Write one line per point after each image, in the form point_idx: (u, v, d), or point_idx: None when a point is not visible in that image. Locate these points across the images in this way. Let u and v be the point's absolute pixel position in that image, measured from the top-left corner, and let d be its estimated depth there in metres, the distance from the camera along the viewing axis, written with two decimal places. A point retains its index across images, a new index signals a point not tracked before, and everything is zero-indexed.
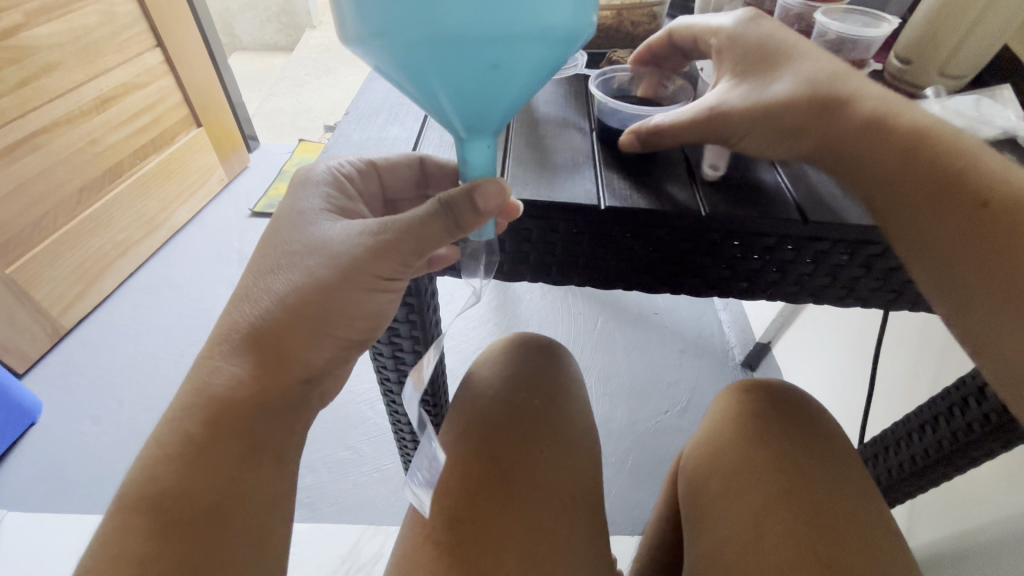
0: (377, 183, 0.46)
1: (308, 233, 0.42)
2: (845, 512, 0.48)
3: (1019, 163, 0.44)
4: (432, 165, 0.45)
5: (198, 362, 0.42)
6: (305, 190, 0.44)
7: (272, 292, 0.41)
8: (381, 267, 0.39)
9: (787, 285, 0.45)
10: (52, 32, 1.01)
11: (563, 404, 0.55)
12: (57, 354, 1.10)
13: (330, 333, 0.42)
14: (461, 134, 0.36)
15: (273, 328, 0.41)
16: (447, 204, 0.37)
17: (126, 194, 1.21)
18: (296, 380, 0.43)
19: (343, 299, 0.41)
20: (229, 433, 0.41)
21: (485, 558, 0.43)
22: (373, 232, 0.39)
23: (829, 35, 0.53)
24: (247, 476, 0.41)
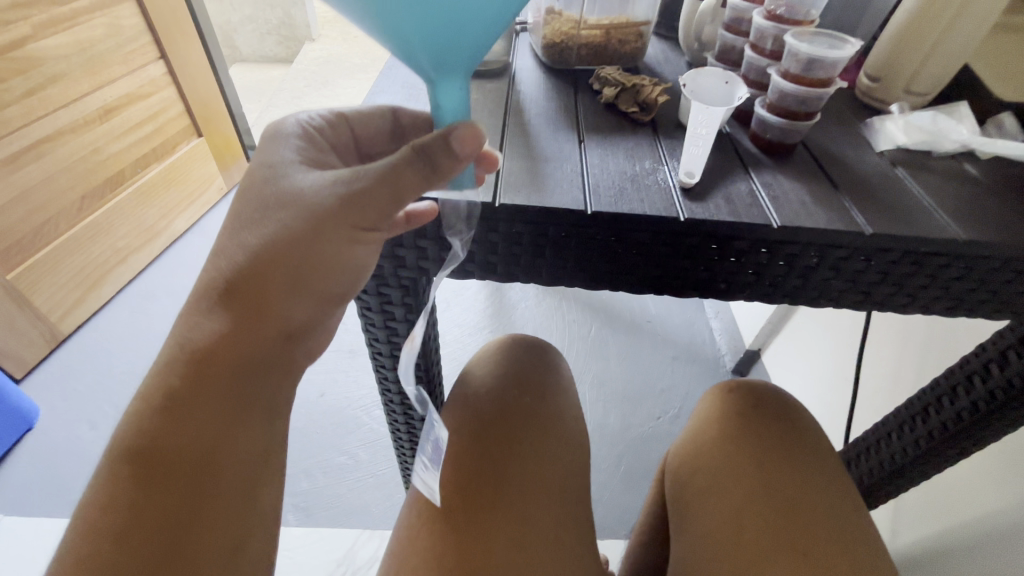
0: (349, 135, 0.46)
1: (278, 185, 0.39)
2: (818, 506, 0.50)
3: (976, 179, 0.44)
4: (405, 117, 0.46)
5: (181, 316, 0.42)
6: (276, 143, 0.42)
7: (246, 245, 0.39)
8: (359, 218, 0.37)
9: (765, 287, 0.44)
10: (59, 44, 1.11)
11: (553, 399, 0.57)
12: (67, 349, 1.22)
13: (310, 287, 0.40)
14: (431, 75, 0.37)
15: (251, 286, 0.39)
16: (423, 149, 0.36)
17: (127, 202, 1.32)
18: (276, 336, 0.41)
19: (321, 251, 0.38)
20: (210, 387, 0.41)
21: (477, 541, 0.46)
22: (349, 181, 0.37)
23: (799, 56, 0.45)
24: (231, 429, 0.41)
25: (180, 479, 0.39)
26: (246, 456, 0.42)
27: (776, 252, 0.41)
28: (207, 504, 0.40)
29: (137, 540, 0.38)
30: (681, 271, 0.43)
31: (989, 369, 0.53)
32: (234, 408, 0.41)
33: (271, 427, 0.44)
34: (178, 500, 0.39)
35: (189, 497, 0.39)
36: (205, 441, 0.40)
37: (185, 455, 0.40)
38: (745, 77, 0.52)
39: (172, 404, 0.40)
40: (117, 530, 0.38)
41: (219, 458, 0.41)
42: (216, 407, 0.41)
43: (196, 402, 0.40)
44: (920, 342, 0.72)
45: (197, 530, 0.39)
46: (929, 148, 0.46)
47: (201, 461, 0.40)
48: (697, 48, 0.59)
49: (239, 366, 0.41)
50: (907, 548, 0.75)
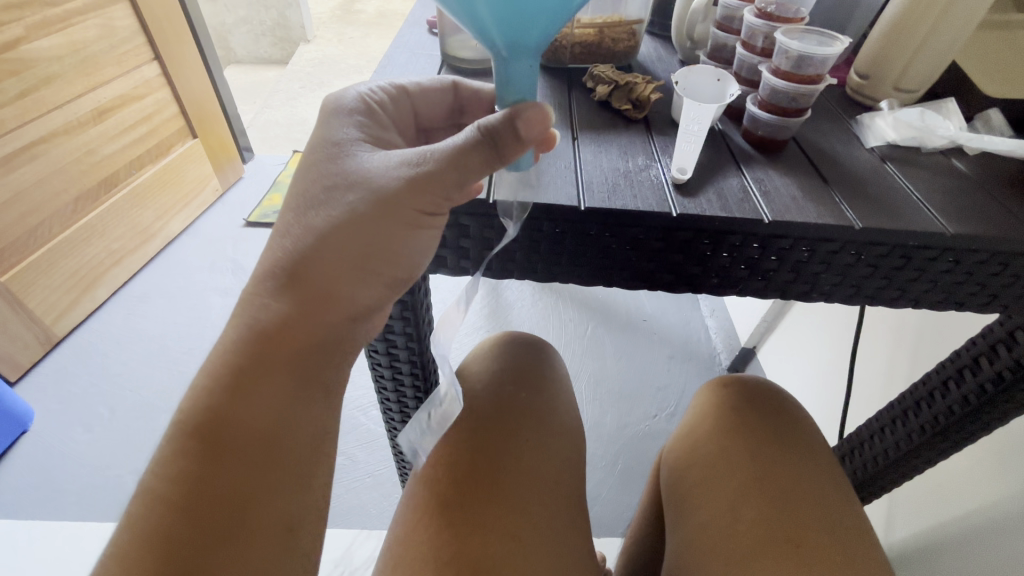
0: (409, 110, 0.47)
1: (347, 164, 0.39)
2: (816, 499, 0.51)
3: (962, 174, 0.44)
4: (466, 92, 0.47)
5: (245, 299, 0.41)
6: (338, 119, 0.42)
7: (314, 228, 0.39)
8: (424, 201, 0.37)
9: (755, 281, 0.44)
10: (53, 45, 1.11)
11: (548, 396, 0.57)
12: (61, 351, 1.22)
13: (376, 271, 0.40)
14: (502, 53, 0.37)
15: (314, 268, 0.39)
16: (490, 131, 0.36)
17: (121, 203, 1.32)
18: (343, 320, 0.41)
19: (387, 235, 0.38)
20: (276, 366, 0.41)
21: (473, 534, 0.46)
22: (418, 162, 0.37)
23: (789, 54, 0.46)
24: (296, 408, 0.42)
25: (242, 455, 0.40)
26: (306, 434, 0.42)
27: (767, 247, 0.42)
28: (267, 481, 0.40)
29: (200, 513, 0.38)
30: (673, 266, 0.44)
31: (979, 363, 0.53)
32: (299, 388, 0.42)
33: (326, 411, 0.44)
34: (240, 476, 0.39)
35: (250, 473, 0.40)
36: (246, 437, 0.40)
37: (246, 434, 0.40)
38: (737, 75, 0.52)
39: (237, 383, 0.40)
40: (181, 502, 0.38)
41: (280, 438, 0.41)
42: (285, 385, 0.41)
43: (266, 376, 0.40)
44: (912, 337, 0.73)
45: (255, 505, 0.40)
46: (917, 145, 0.47)
47: (261, 440, 0.40)
48: (689, 46, 0.59)
49: (307, 346, 0.41)
50: (902, 540, 0.76)
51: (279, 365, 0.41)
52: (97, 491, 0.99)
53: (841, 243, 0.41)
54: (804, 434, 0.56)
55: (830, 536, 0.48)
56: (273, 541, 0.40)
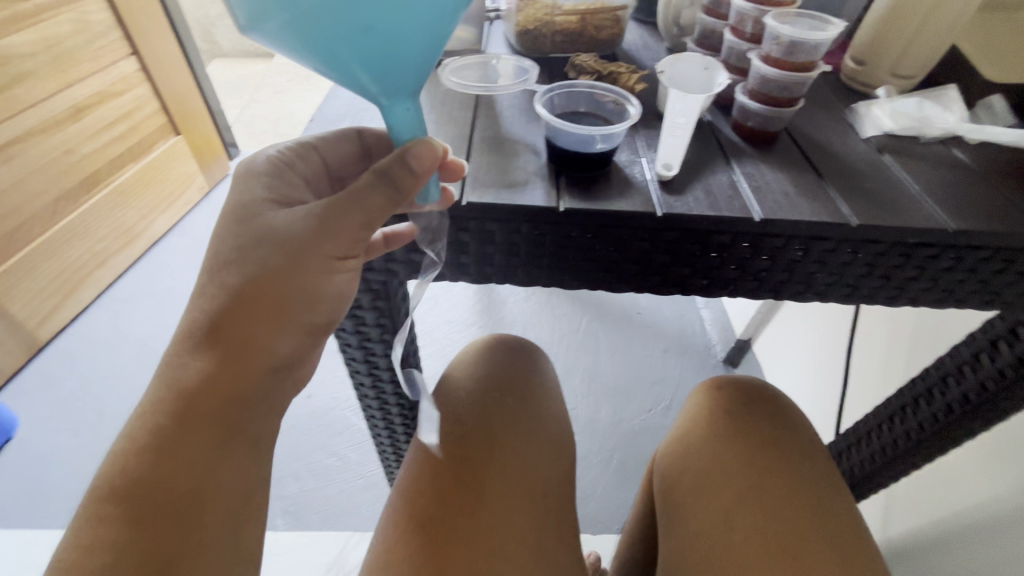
0: (318, 161, 0.44)
1: (253, 225, 0.39)
2: (810, 519, 0.48)
3: (966, 164, 0.42)
4: (373, 136, 0.44)
5: (166, 357, 0.41)
6: (246, 181, 0.40)
7: (227, 285, 0.39)
8: (334, 247, 0.37)
9: (746, 282, 0.42)
10: (24, 41, 1.07)
11: (534, 404, 0.55)
12: (45, 356, 1.19)
13: (294, 320, 0.40)
14: (381, 101, 0.36)
15: (230, 320, 0.39)
16: (382, 172, 0.35)
17: (103, 203, 1.28)
18: (264, 370, 0.41)
19: (302, 284, 0.38)
20: (203, 417, 0.39)
21: (451, 558, 0.44)
22: (319, 211, 0.37)
23: (781, 39, 0.43)
24: (224, 458, 0.40)
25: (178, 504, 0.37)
26: (235, 488, 0.40)
27: (760, 246, 0.40)
28: (197, 542, 0.37)
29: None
30: (662, 267, 0.42)
31: (980, 360, 0.51)
32: (223, 437, 0.40)
33: (257, 459, 0.42)
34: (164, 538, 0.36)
35: (177, 534, 0.37)
36: (197, 472, 0.38)
37: (177, 494, 0.38)
38: (725, 63, 0.50)
39: (167, 437, 0.38)
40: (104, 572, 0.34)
41: (213, 488, 0.39)
42: (211, 436, 0.39)
43: (193, 430, 0.39)
44: (907, 330, 0.72)
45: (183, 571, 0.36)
46: (916, 134, 0.44)
47: (192, 494, 0.38)
48: (676, 34, 0.56)
49: (227, 399, 0.40)
50: (899, 536, 0.75)
51: (207, 416, 0.39)
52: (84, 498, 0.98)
53: (839, 241, 0.39)
54: (794, 440, 0.54)
55: (824, 552, 0.46)
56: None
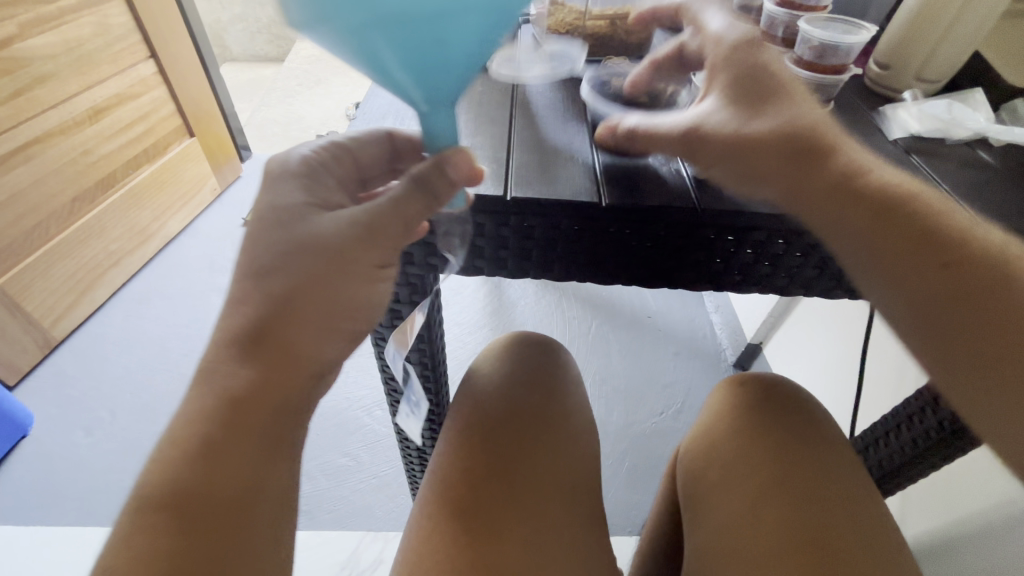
0: (348, 164, 0.45)
1: (298, 228, 0.39)
2: (845, 517, 0.48)
3: (995, 165, 0.43)
4: (403, 141, 0.46)
5: (202, 367, 0.39)
6: (279, 185, 0.41)
7: (271, 292, 0.38)
8: (376, 255, 0.40)
9: (777, 277, 0.43)
10: (47, 43, 1.09)
11: (562, 399, 0.56)
12: (60, 354, 1.20)
13: (337, 326, 0.41)
14: (421, 107, 0.38)
15: (274, 329, 0.39)
16: (423, 180, 0.38)
17: (118, 204, 1.30)
18: (308, 377, 0.41)
19: (343, 291, 0.40)
20: (248, 427, 0.38)
21: (490, 547, 0.45)
22: (364, 219, 0.39)
23: (812, 43, 0.45)
24: (266, 477, 0.38)
25: (227, 513, 0.36)
26: (282, 492, 0.39)
27: (793, 243, 0.41)
28: (242, 559, 0.36)
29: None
30: (695, 264, 0.43)
31: None
32: (266, 446, 0.39)
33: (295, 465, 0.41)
34: (205, 567, 0.34)
35: (223, 546, 0.35)
36: (244, 480, 0.37)
37: (228, 501, 0.36)
38: None
39: (212, 448, 0.37)
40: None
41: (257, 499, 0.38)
42: (253, 453, 0.38)
43: (228, 452, 0.37)
44: None
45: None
46: (943, 135, 0.45)
47: (239, 504, 0.37)
48: None
49: (275, 406, 0.39)
50: (917, 537, 0.75)
51: (248, 428, 0.38)
52: (99, 496, 0.98)
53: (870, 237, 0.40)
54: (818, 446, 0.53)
55: (860, 541, 0.47)
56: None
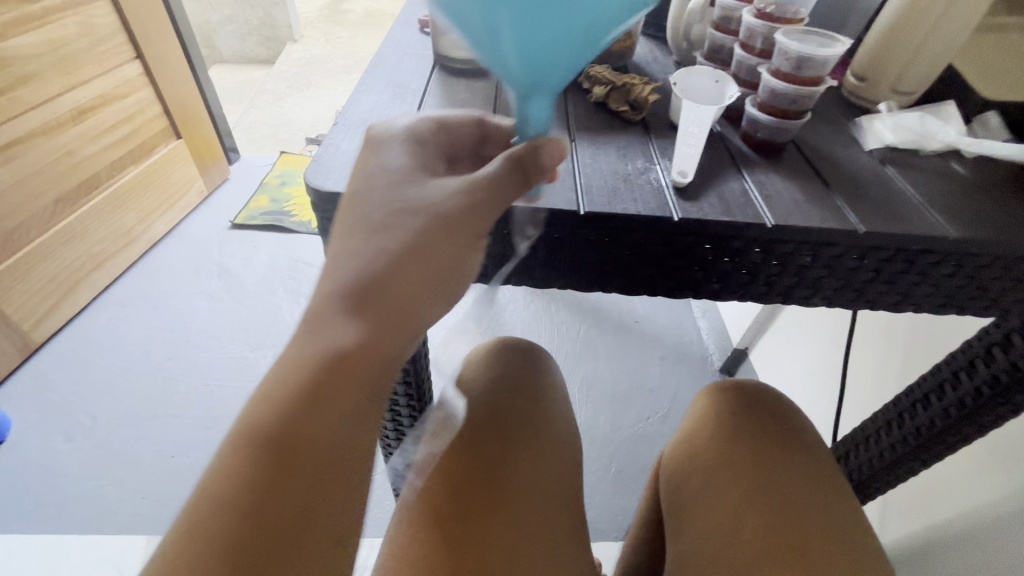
0: (444, 141, 0.44)
1: (409, 194, 0.40)
2: (816, 506, 0.50)
3: (967, 176, 0.44)
4: (496, 126, 0.44)
5: (306, 317, 0.39)
6: (385, 148, 0.41)
7: (387, 250, 0.39)
8: (480, 224, 0.39)
9: (756, 286, 0.43)
10: (30, 43, 1.07)
11: (544, 405, 0.56)
12: (40, 358, 1.18)
13: (440, 291, 0.41)
14: (521, 96, 0.37)
15: (381, 290, 0.39)
16: (518, 161, 0.38)
17: (102, 206, 1.28)
18: (410, 338, 0.41)
19: (446, 257, 0.39)
20: (349, 380, 0.38)
21: (468, 554, 0.45)
22: (468, 189, 0.39)
23: (790, 55, 0.45)
24: (354, 431, 0.39)
25: (315, 463, 0.37)
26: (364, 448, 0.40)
27: (769, 252, 0.41)
28: (320, 509, 0.37)
29: (240, 560, 0.33)
30: (675, 272, 0.43)
31: (975, 366, 0.53)
32: (362, 402, 0.39)
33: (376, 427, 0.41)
34: (293, 506, 0.36)
35: (311, 490, 0.36)
36: (338, 430, 0.38)
37: (317, 451, 0.37)
38: (735, 76, 0.51)
39: (311, 395, 0.37)
40: (229, 544, 0.33)
41: (346, 452, 0.38)
42: (349, 407, 0.38)
43: (330, 402, 0.37)
44: (901, 338, 0.74)
45: (305, 546, 0.36)
46: (916, 147, 0.47)
47: (332, 451, 0.37)
48: (685, 47, 0.58)
49: (377, 362, 0.39)
50: (897, 541, 0.76)
51: (344, 381, 0.38)
52: (79, 502, 0.97)
53: (845, 247, 0.40)
54: (800, 442, 0.55)
55: (830, 533, 0.48)
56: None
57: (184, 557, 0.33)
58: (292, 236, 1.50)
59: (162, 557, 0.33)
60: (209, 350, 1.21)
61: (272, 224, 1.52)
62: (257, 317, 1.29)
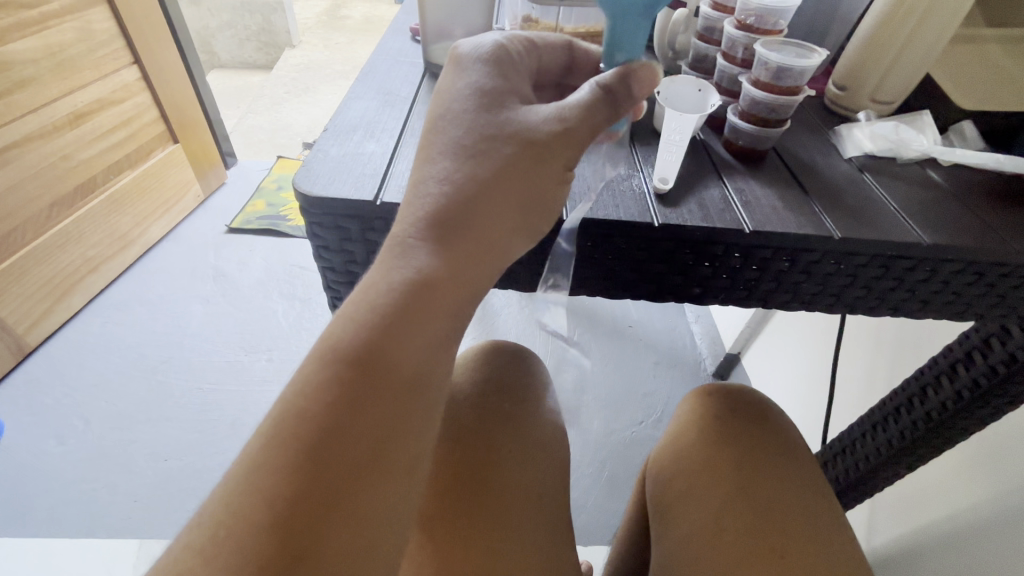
0: (536, 62, 0.42)
1: (500, 117, 0.38)
2: (798, 508, 0.51)
3: (942, 185, 0.45)
4: (583, 54, 0.44)
5: (389, 241, 0.38)
6: (473, 68, 0.39)
7: (476, 176, 0.37)
8: (569, 154, 0.39)
9: (736, 290, 0.44)
10: (28, 48, 1.08)
11: (533, 408, 0.56)
12: (33, 361, 1.18)
13: (527, 221, 0.40)
14: (613, 14, 0.39)
15: (467, 219, 0.38)
16: (610, 90, 0.37)
17: (99, 210, 1.28)
18: (493, 271, 0.40)
19: (535, 187, 0.39)
20: (435, 305, 0.37)
21: (453, 553, 0.46)
22: (563, 115, 0.37)
23: (769, 65, 0.46)
24: (437, 363, 0.37)
25: (397, 390, 0.35)
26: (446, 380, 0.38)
27: (748, 258, 0.42)
28: (410, 435, 0.35)
29: (326, 473, 0.32)
30: (655, 276, 0.44)
31: (956, 370, 0.54)
32: (445, 332, 0.38)
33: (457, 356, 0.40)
34: (381, 429, 0.34)
35: (397, 415, 0.35)
36: (423, 355, 0.36)
37: (404, 375, 0.35)
38: (718, 85, 0.53)
39: (396, 318, 0.36)
40: (313, 456, 0.32)
41: (428, 381, 0.37)
42: (432, 333, 0.37)
43: (416, 326, 0.36)
44: (888, 343, 0.75)
45: (388, 468, 0.34)
46: (893, 155, 0.48)
47: (416, 377, 0.36)
48: (671, 56, 0.59)
49: (461, 289, 0.38)
50: (884, 545, 0.76)
51: (432, 305, 0.37)
52: (71, 505, 0.97)
53: (822, 253, 0.41)
54: (782, 445, 0.55)
55: (808, 535, 0.49)
56: (393, 524, 0.35)
57: (270, 466, 0.32)
58: (288, 240, 1.51)
59: (246, 466, 0.33)
60: (203, 353, 1.22)
61: (268, 229, 1.53)
62: (253, 321, 1.30)
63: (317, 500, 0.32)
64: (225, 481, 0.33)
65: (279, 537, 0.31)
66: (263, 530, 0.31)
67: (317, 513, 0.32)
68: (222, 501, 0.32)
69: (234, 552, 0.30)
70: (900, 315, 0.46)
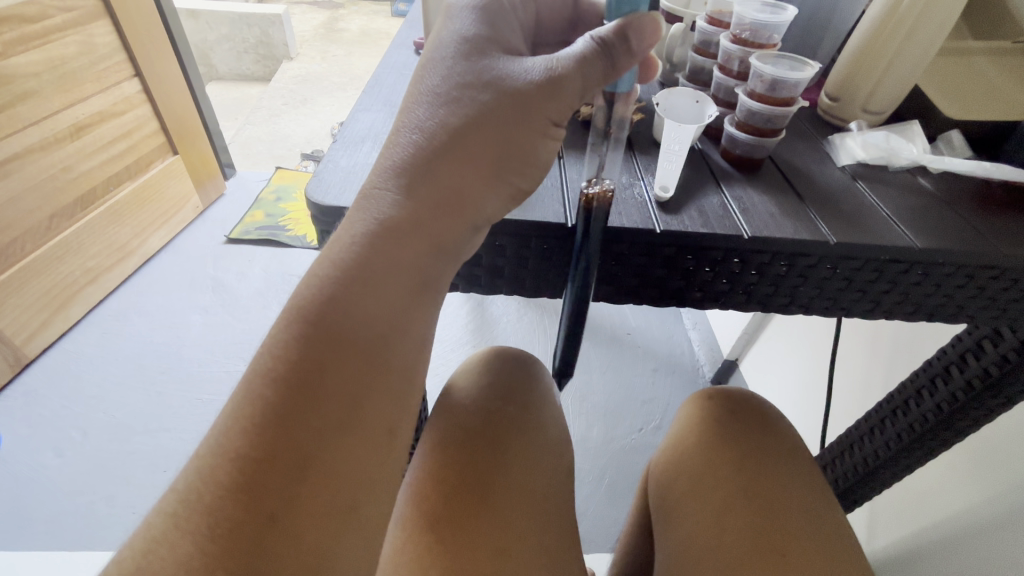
0: (535, 14, 0.45)
1: (481, 63, 0.38)
2: (801, 508, 0.52)
3: (934, 192, 0.47)
4: (588, 5, 0.47)
5: (360, 194, 0.39)
6: (462, 15, 0.40)
7: (448, 126, 0.38)
8: (554, 108, 0.38)
9: (736, 294, 0.45)
10: (30, 61, 1.09)
11: (537, 413, 0.57)
12: (30, 374, 1.18)
13: (506, 175, 0.39)
14: None
15: (437, 169, 0.38)
16: (606, 43, 0.36)
17: (99, 221, 1.29)
18: (466, 229, 0.40)
19: (516, 140, 0.38)
20: (400, 266, 0.38)
21: (460, 555, 0.46)
22: (551, 65, 0.37)
23: (764, 78, 0.48)
24: (404, 322, 0.38)
25: (359, 351, 0.36)
26: (416, 345, 0.39)
27: (748, 262, 0.43)
28: (379, 394, 0.37)
29: (293, 431, 0.33)
30: (658, 280, 0.45)
31: (950, 372, 0.55)
32: (412, 294, 0.39)
33: (431, 323, 0.41)
34: (348, 389, 0.35)
35: (362, 375, 0.36)
36: (388, 317, 0.38)
37: (371, 337, 0.37)
38: (715, 96, 0.54)
39: (357, 276, 0.37)
40: (272, 413, 0.34)
41: (393, 343, 0.38)
42: (398, 291, 0.38)
43: (380, 283, 0.37)
44: (884, 347, 0.76)
45: (362, 430, 0.35)
46: (885, 163, 0.49)
47: (380, 336, 0.37)
48: (669, 69, 0.61)
49: (429, 251, 0.39)
50: (885, 548, 0.77)
51: (396, 264, 0.38)
52: (69, 518, 0.96)
53: (819, 256, 0.42)
54: (782, 444, 0.57)
55: (811, 534, 0.50)
56: (369, 490, 0.36)
57: (236, 429, 0.33)
58: (287, 250, 1.52)
59: (219, 430, 0.34)
60: (204, 362, 1.22)
61: (267, 239, 1.53)
62: (253, 331, 1.30)
63: (285, 466, 0.33)
64: (201, 450, 0.34)
65: (247, 501, 0.32)
66: (232, 492, 0.32)
67: (283, 475, 0.33)
68: (197, 470, 0.33)
69: (207, 519, 0.31)
70: (896, 318, 0.47)
